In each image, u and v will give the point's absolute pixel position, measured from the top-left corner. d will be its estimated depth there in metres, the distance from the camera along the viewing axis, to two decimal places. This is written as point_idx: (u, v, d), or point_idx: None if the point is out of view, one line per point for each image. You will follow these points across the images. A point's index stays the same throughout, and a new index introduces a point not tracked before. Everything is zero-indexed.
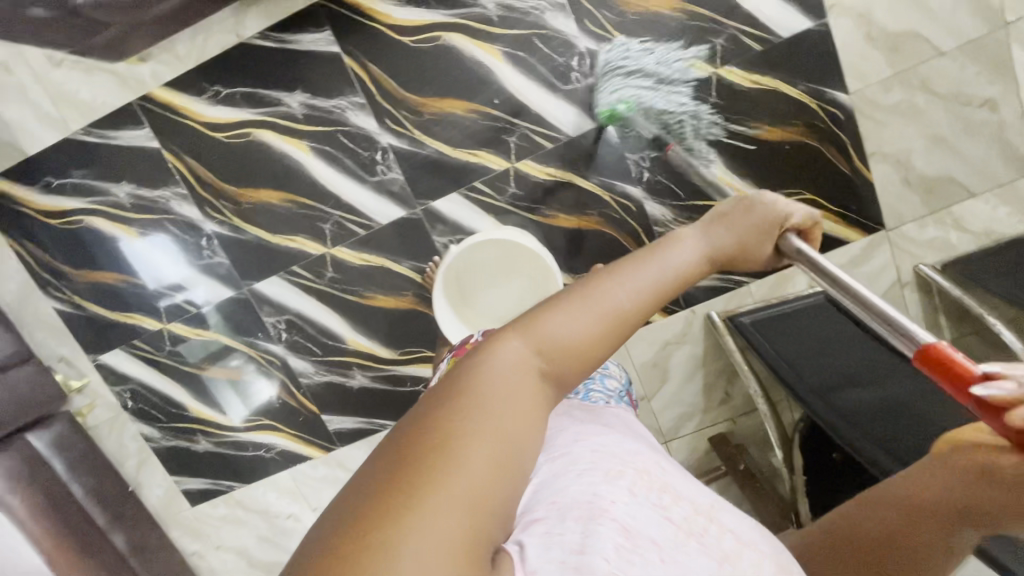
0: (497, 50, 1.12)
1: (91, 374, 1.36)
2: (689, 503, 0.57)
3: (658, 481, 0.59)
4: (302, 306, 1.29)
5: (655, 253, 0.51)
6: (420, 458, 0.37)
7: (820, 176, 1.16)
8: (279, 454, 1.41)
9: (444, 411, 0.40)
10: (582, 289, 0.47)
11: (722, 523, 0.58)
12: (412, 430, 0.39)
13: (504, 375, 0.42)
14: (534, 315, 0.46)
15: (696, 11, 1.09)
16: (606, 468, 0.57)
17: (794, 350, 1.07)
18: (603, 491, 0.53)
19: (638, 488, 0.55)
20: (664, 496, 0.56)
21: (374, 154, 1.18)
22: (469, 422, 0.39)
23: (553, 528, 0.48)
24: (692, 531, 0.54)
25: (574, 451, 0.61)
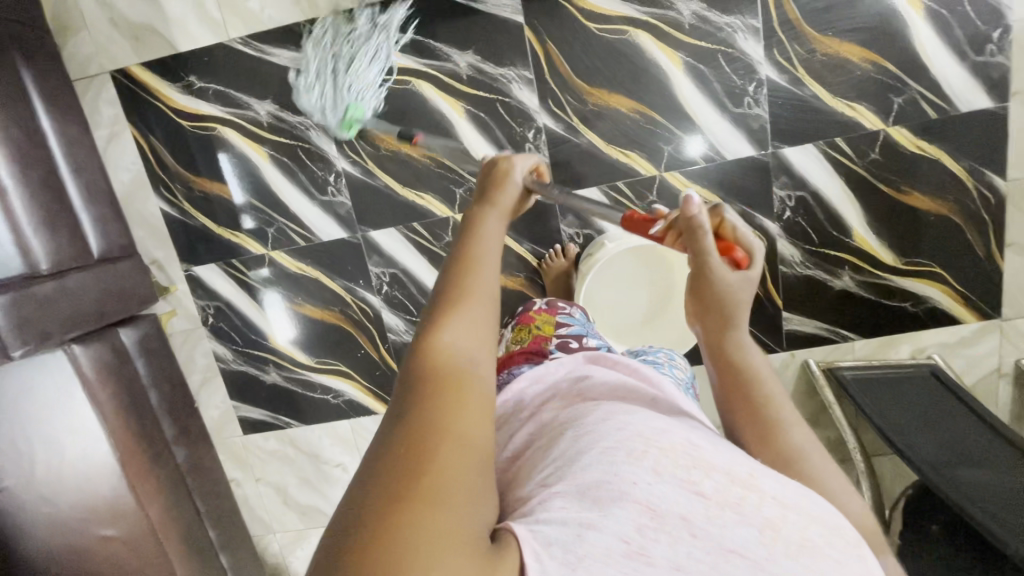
0: (680, 58, 1.11)
1: (180, 282, 1.34)
2: (724, 471, 0.45)
3: (687, 446, 0.47)
4: (411, 263, 1.28)
5: (478, 242, 0.53)
6: (384, 511, 0.34)
7: (956, 253, 1.17)
8: (345, 403, 1.40)
9: (389, 457, 0.37)
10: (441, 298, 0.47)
11: (766, 489, 0.45)
12: (371, 473, 0.36)
13: (434, 379, 0.41)
14: (422, 335, 0.45)
15: (884, 65, 1.09)
16: (629, 440, 0.46)
17: (901, 418, 1.10)
18: (620, 467, 0.44)
19: (660, 462, 0.44)
20: (694, 467, 0.45)
21: (527, 131, 1.17)
22: (426, 428, 0.38)
23: (570, 509, 0.41)
24: (731, 501, 0.44)
25: (599, 427, 0.48)
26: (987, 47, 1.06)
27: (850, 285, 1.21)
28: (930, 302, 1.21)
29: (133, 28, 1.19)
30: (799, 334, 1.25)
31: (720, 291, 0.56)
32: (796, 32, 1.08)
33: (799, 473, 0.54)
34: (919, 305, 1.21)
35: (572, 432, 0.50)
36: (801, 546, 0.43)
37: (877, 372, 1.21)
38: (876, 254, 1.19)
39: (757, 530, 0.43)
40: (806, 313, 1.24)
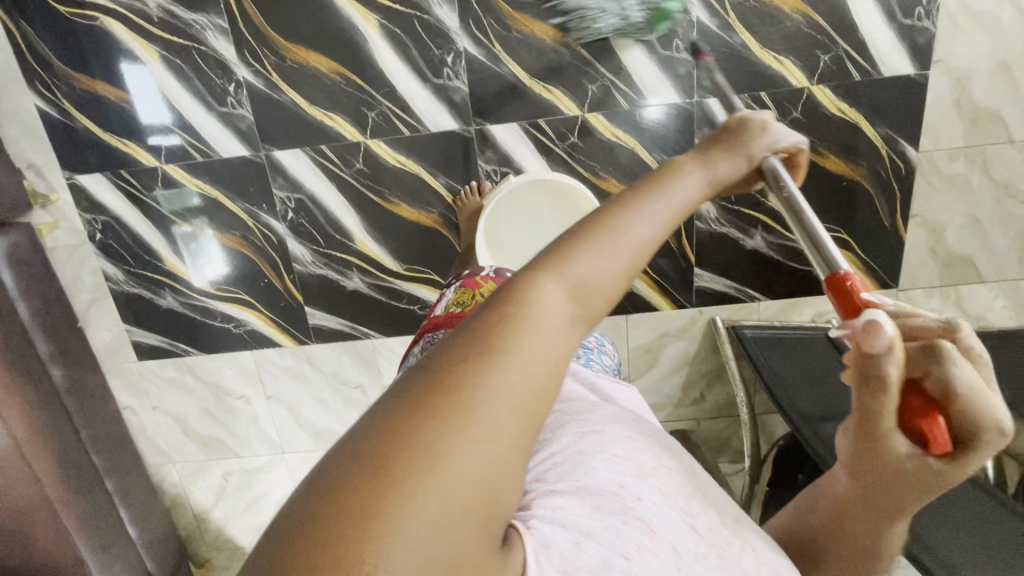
0: None
1: (62, 191, 1.22)
2: (717, 512, 0.51)
3: (692, 483, 0.53)
4: (318, 190, 1.20)
5: (663, 189, 0.44)
6: (436, 405, 0.32)
7: (862, 221, 1.19)
8: (248, 333, 1.34)
9: (466, 355, 0.34)
10: (602, 222, 0.41)
11: (748, 539, 0.53)
12: (422, 376, 0.34)
13: (524, 318, 0.36)
14: (563, 249, 0.40)
15: (815, 19, 1.06)
16: (639, 456, 0.49)
17: (790, 376, 1.13)
18: (635, 484, 0.46)
19: (666, 483, 0.48)
20: (694, 501, 0.49)
21: (445, 54, 1.10)
22: (489, 367, 0.34)
23: (570, 509, 0.43)
24: (715, 544, 0.48)
25: (606, 429, 0.52)
26: (915, 10, 1.04)
27: (760, 246, 1.22)
28: None
29: None
30: (708, 291, 1.26)
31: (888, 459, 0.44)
32: None
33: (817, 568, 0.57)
34: None
35: (574, 428, 0.53)
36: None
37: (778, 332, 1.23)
38: None
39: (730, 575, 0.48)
40: (716, 270, 1.25)
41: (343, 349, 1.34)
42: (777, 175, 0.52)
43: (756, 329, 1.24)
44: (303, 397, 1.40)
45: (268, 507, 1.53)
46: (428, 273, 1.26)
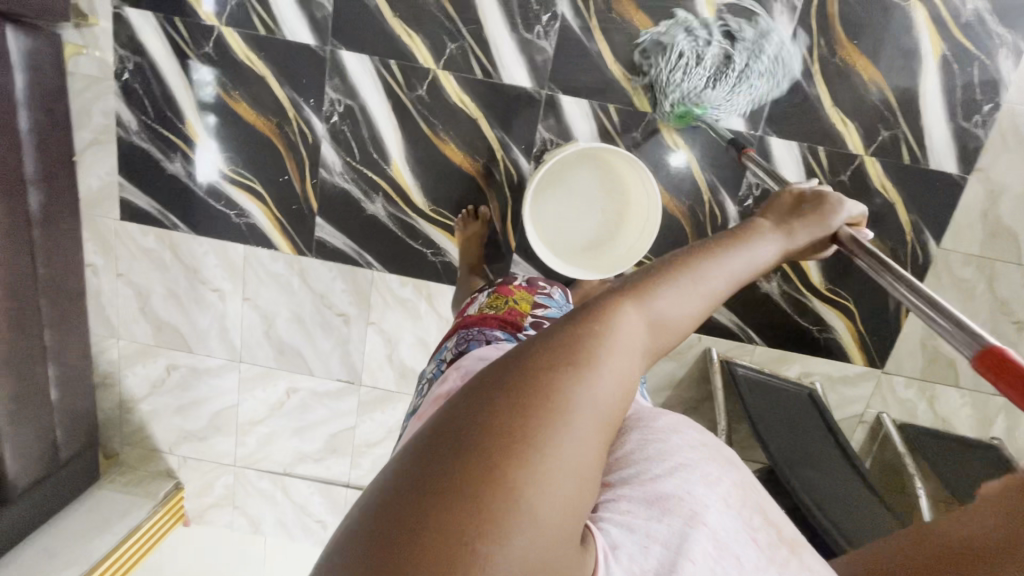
0: (715, 5, 1.08)
1: (103, 18, 1.14)
2: (776, 529, 0.48)
3: (751, 492, 0.49)
4: (372, 103, 1.16)
5: (737, 243, 0.48)
6: (537, 419, 0.33)
7: (869, 296, 1.24)
8: (247, 227, 1.27)
9: (562, 365, 0.35)
10: (689, 267, 0.43)
11: (806, 560, 0.48)
12: (488, 407, 0.34)
13: (601, 338, 0.37)
14: (654, 284, 0.42)
15: (887, 94, 1.11)
16: (707, 465, 0.48)
17: (771, 417, 1.16)
18: (701, 493, 0.45)
19: (729, 497, 0.46)
20: (757, 516, 0.47)
21: (543, 12, 1.10)
22: (567, 392, 0.34)
23: (635, 514, 0.43)
24: (777, 560, 0.45)
25: (671, 438, 0.50)
26: (974, 116, 1.11)
27: (773, 291, 1.25)
28: (832, 333, 1.27)
29: None
30: (712, 321, 1.28)
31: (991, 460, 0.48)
32: (827, 27, 1.08)
33: None
34: (822, 331, 1.27)
35: (640, 437, 0.51)
36: None
37: (764, 378, 1.26)
38: (808, 271, 1.23)
39: None
40: (726, 302, 1.27)
41: (341, 271, 1.29)
42: (854, 240, 0.59)
43: (747, 370, 1.26)
44: (280, 309, 1.33)
45: (203, 413, 1.43)
46: (458, 233, 1.23)
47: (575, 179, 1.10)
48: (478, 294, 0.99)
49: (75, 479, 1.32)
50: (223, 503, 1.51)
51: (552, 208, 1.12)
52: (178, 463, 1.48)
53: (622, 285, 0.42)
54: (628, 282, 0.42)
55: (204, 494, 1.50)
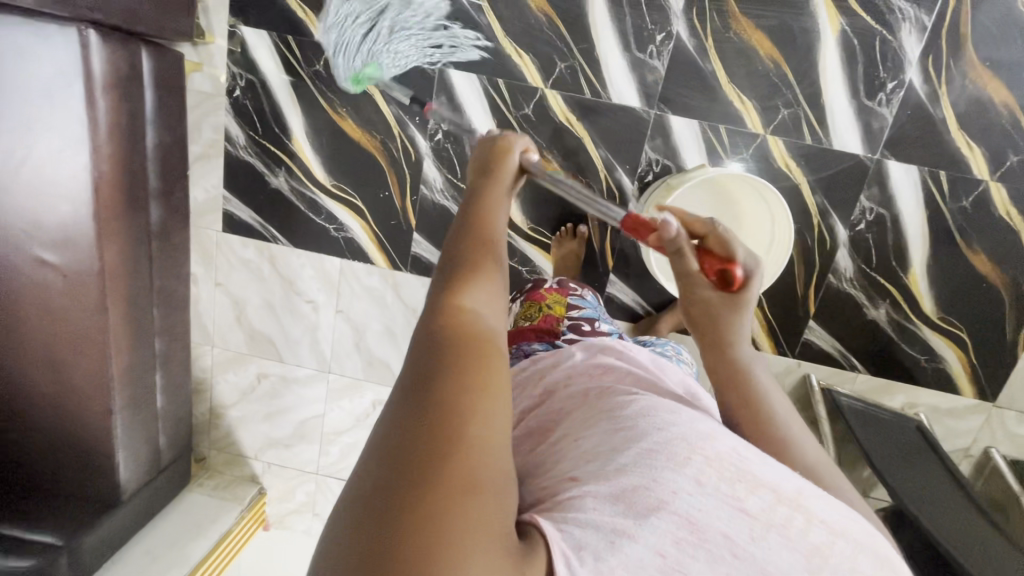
0: (839, 24, 1.05)
1: (220, 36, 1.17)
2: (772, 491, 0.45)
3: (732, 460, 0.46)
4: (477, 121, 1.17)
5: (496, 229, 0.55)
6: (433, 448, 0.35)
7: (986, 327, 1.18)
8: (345, 240, 1.28)
9: (435, 391, 0.37)
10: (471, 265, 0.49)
11: (815, 514, 0.45)
12: (388, 467, 0.35)
13: (464, 347, 0.40)
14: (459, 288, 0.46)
15: (1019, 118, 1.06)
16: (675, 445, 0.46)
17: (886, 454, 1.11)
18: (660, 472, 0.44)
19: (705, 471, 0.45)
20: (739, 484, 0.44)
21: (657, 32, 1.08)
22: (457, 406, 0.36)
23: (600, 509, 0.43)
24: (774, 523, 0.44)
25: (639, 424, 0.49)
26: None
27: (881, 318, 1.21)
28: (942, 363, 1.22)
29: None
30: (814, 347, 1.24)
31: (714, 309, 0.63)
32: (958, 48, 1.04)
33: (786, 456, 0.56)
34: (930, 361, 1.22)
35: (606, 420, 0.51)
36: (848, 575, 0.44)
37: (869, 406, 1.22)
38: (921, 299, 1.18)
39: (802, 559, 0.43)
40: (830, 328, 1.23)
41: None
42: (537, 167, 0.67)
43: (851, 399, 1.21)
44: (372, 321, 1.34)
45: (290, 422, 1.45)
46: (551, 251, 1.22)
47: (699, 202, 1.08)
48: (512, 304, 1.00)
49: (171, 482, 1.36)
50: (304, 509, 1.53)
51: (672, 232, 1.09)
52: (262, 469, 1.50)
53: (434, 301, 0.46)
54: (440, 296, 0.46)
55: (285, 500, 1.52)
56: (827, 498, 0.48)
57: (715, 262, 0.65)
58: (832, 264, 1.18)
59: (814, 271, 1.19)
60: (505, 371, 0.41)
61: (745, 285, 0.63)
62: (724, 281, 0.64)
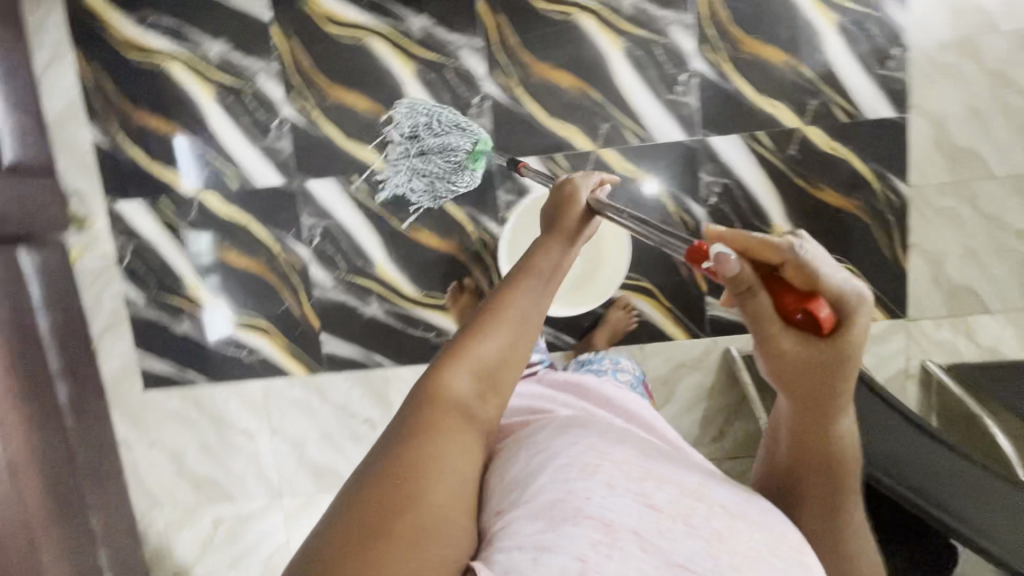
0: (620, 43, 1.19)
1: (99, 217, 1.28)
2: (675, 486, 0.55)
3: (636, 466, 0.56)
4: (346, 217, 1.26)
5: (526, 280, 0.62)
6: (390, 504, 0.47)
7: (863, 252, 1.24)
8: (259, 360, 1.33)
9: (408, 447, 0.51)
10: (489, 317, 0.58)
11: (715, 501, 0.56)
12: (366, 500, 0.47)
13: (433, 414, 0.53)
14: (463, 345, 0.57)
15: (802, 69, 1.19)
16: (583, 459, 0.55)
17: None
18: (575, 484, 0.53)
19: (615, 478, 0.53)
20: (647, 483, 0.54)
21: (472, 96, 1.22)
22: (416, 472, 0.50)
23: (528, 530, 0.50)
24: (681, 513, 0.53)
25: (552, 446, 0.58)
26: (889, 62, 1.18)
27: None
28: None
29: None
30: (722, 320, 1.28)
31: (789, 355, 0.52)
32: (725, 31, 1.18)
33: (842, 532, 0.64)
34: None
35: (523, 453, 0.59)
36: (746, 555, 0.52)
37: None
38: None
39: (703, 542, 0.51)
40: None
41: (355, 378, 1.33)
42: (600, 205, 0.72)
43: None
44: (309, 431, 1.35)
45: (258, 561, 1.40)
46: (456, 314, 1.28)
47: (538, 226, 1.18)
48: None
49: None
50: None
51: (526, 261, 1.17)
52: None
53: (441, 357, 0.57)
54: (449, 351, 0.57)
55: None
56: (729, 491, 0.59)
57: (796, 296, 0.49)
58: None
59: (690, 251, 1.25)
60: (458, 431, 0.54)
61: (840, 325, 0.49)
62: (806, 321, 0.50)
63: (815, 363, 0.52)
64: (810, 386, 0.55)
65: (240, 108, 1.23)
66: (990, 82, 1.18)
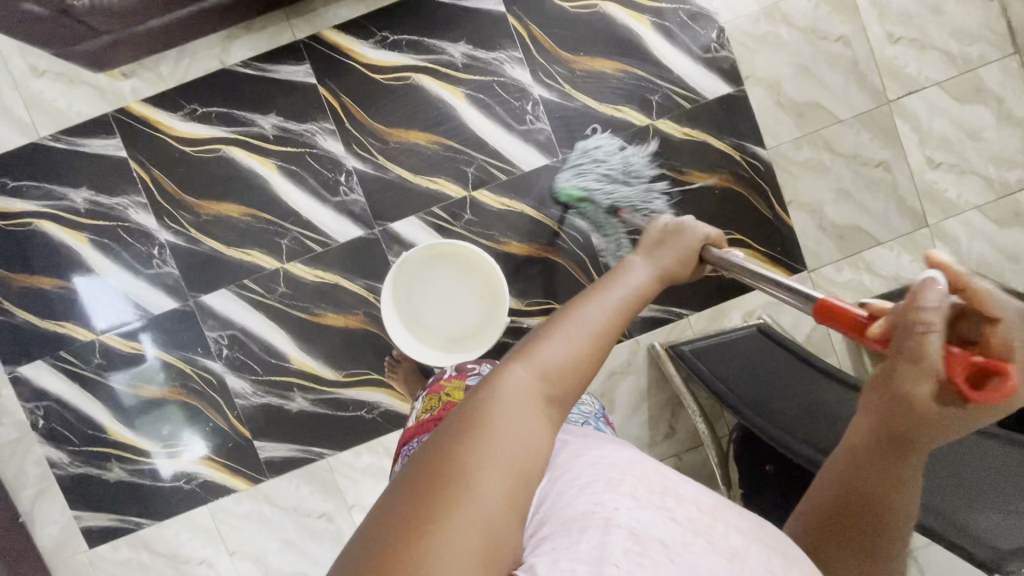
0: (461, 92, 1.25)
1: (5, 387, 1.26)
2: (695, 502, 0.47)
3: (662, 477, 0.48)
4: (248, 321, 1.26)
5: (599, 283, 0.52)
6: (427, 493, 0.37)
7: (747, 219, 1.28)
8: (200, 485, 1.29)
9: (453, 439, 0.40)
10: (561, 316, 0.47)
11: (732, 521, 0.48)
12: (407, 494, 0.38)
13: (491, 404, 0.41)
14: (533, 342, 0.46)
15: (634, 72, 1.26)
16: (606, 473, 0.47)
17: (729, 371, 1.11)
18: (600, 496, 0.44)
19: (631, 485, 0.46)
20: (668, 494, 0.46)
21: (338, 175, 1.25)
22: (462, 467, 0.38)
23: (562, 548, 0.41)
24: (699, 527, 0.45)
25: (574, 463, 0.50)
26: (711, 46, 1.26)
27: None
28: None
29: None
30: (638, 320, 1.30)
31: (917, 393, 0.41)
32: (554, 57, 1.25)
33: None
34: None
35: (549, 471, 0.50)
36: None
37: (709, 340, 1.22)
38: None
39: (726, 561, 0.43)
40: None
41: (299, 476, 1.30)
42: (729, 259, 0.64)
43: (692, 342, 1.23)
44: (266, 544, 1.31)
45: None
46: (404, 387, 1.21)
47: (420, 281, 1.16)
48: (414, 405, 0.92)
49: None
50: None
51: (421, 318, 1.17)
52: None
53: (515, 350, 0.46)
54: (520, 345, 0.46)
55: None
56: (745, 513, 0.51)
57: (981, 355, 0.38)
58: (596, 250, 1.27)
59: (587, 263, 1.28)
60: (533, 441, 0.41)
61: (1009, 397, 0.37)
62: (977, 382, 0.38)
63: (932, 410, 0.41)
64: (890, 441, 0.46)
65: (117, 244, 1.24)
66: (806, 38, 1.26)
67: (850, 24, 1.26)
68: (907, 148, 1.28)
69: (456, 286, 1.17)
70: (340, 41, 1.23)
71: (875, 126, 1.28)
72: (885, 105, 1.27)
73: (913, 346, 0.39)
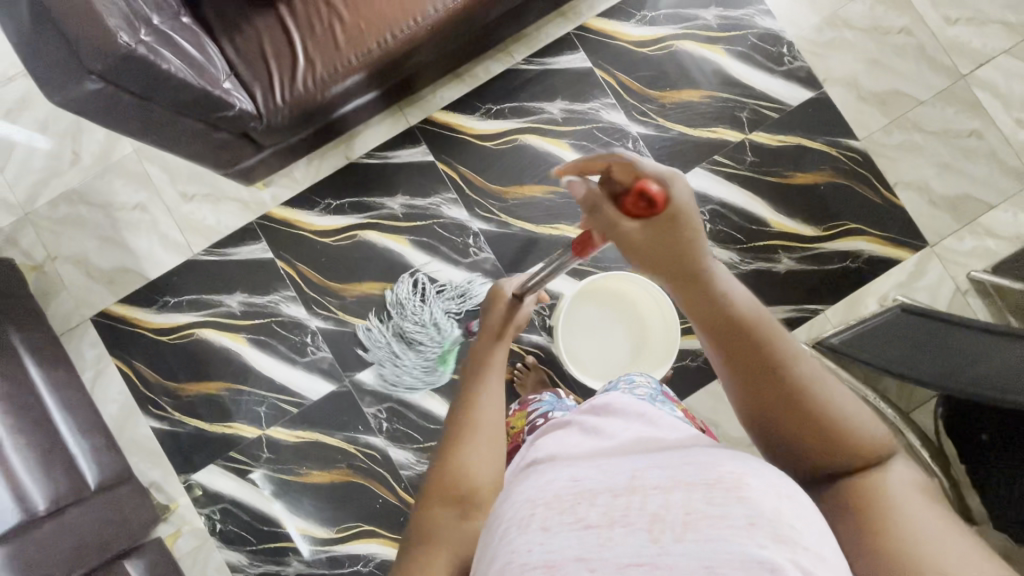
0: (566, 143, 1.35)
1: (181, 497, 1.29)
2: (604, 494, 0.42)
3: (572, 484, 0.44)
4: (404, 391, 1.31)
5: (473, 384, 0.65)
6: None
7: (858, 208, 1.34)
8: (377, 567, 1.28)
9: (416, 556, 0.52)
10: (459, 430, 0.59)
11: (647, 486, 0.41)
12: None
13: (432, 521, 0.53)
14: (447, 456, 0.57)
15: (720, 95, 1.36)
16: (518, 508, 0.44)
17: (892, 351, 1.11)
18: (514, 542, 0.41)
19: (546, 515, 0.42)
20: (570, 505, 0.42)
21: (467, 239, 1.33)
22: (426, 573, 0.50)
23: None
24: (616, 519, 0.40)
25: (499, 507, 0.46)
26: (785, 59, 1.36)
27: (791, 265, 1.33)
28: (864, 254, 1.33)
29: (107, 273, 1.33)
30: (776, 323, 1.32)
31: (645, 241, 0.52)
32: (645, 96, 1.36)
33: (804, 408, 0.47)
34: (855, 260, 1.33)
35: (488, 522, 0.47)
36: (688, 528, 0.37)
37: (858, 329, 1.24)
38: (798, 232, 1.34)
39: (646, 539, 0.38)
40: (769, 302, 1.33)
41: None
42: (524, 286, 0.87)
43: (841, 334, 1.26)
44: None
45: None
46: (519, 391, 1.26)
47: (579, 324, 1.22)
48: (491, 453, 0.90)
49: None
50: None
51: (597, 355, 1.21)
52: None
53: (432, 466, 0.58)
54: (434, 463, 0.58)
55: None
56: (668, 464, 0.44)
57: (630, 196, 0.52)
58: (720, 263, 1.33)
59: None
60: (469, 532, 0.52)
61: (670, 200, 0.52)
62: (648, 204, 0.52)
63: (650, 239, 0.52)
64: (670, 263, 0.51)
65: (273, 340, 1.32)
66: (871, 37, 1.36)
67: (909, 16, 1.36)
68: (994, 114, 1.34)
69: (611, 317, 1.22)
70: (450, 120, 1.35)
71: (958, 100, 1.35)
72: (962, 80, 1.35)
73: (600, 206, 0.55)
